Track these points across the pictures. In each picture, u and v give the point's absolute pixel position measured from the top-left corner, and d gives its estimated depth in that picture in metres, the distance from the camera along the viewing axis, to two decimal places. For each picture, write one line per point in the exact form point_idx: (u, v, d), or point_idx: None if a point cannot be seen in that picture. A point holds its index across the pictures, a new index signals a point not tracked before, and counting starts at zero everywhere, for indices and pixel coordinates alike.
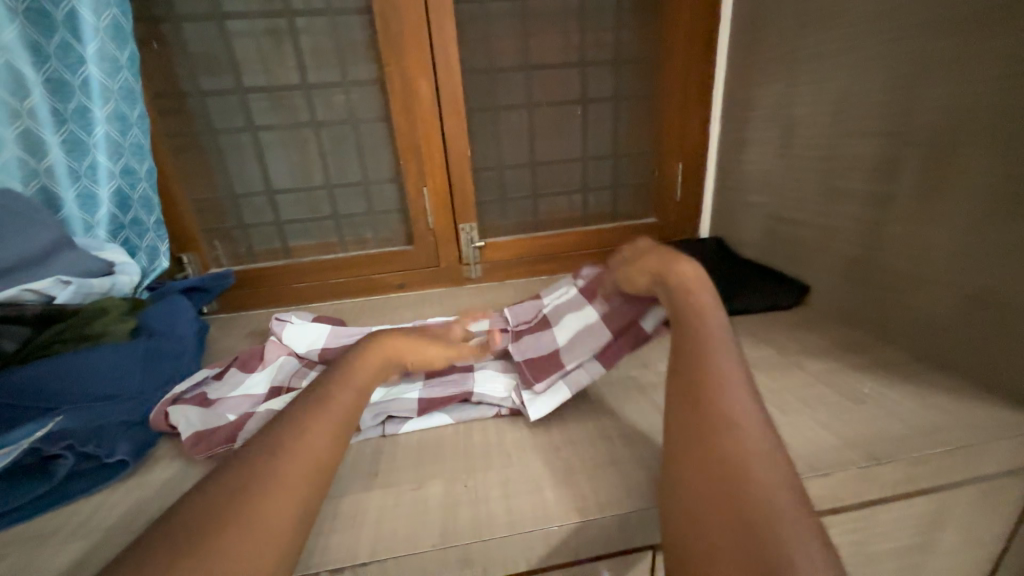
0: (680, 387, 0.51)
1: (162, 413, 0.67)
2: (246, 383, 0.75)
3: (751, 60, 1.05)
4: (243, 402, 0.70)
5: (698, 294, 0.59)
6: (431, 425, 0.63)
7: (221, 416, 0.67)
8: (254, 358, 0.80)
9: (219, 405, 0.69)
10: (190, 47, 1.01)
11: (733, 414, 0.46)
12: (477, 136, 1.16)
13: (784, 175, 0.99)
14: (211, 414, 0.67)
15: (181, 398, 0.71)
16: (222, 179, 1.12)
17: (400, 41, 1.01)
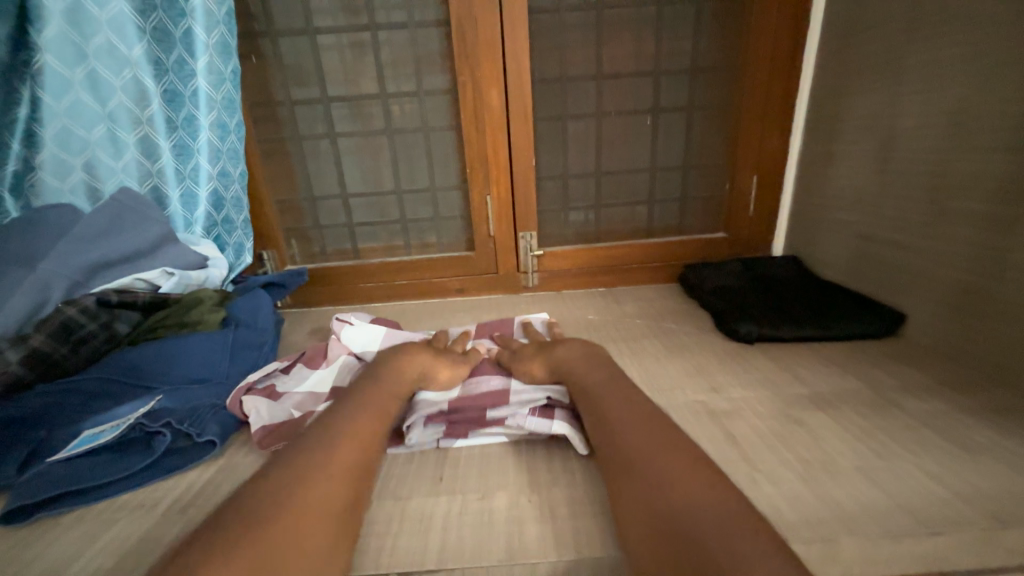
0: (606, 432, 0.53)
1: (238, 400, 0.71)
2: (310, 380, 0.77)
3: (846, 66, 0.97)
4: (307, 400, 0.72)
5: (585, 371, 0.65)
6: (483, 442, 0.62)
7: (287, 411, 0.70)
8: (319, 356, 0.83)
9: (286, 400, 0.72)
10: (285, 60, 1.10)
11: (659, 446, 0.47)
12: (543, 145, 1.16)
13: (879, 192, 0.91)
14: (278, 409, 0.70)
15: (254, 388, 0.74)
16: (303, 183, 1.19)
17: (476, 52, 1.04)
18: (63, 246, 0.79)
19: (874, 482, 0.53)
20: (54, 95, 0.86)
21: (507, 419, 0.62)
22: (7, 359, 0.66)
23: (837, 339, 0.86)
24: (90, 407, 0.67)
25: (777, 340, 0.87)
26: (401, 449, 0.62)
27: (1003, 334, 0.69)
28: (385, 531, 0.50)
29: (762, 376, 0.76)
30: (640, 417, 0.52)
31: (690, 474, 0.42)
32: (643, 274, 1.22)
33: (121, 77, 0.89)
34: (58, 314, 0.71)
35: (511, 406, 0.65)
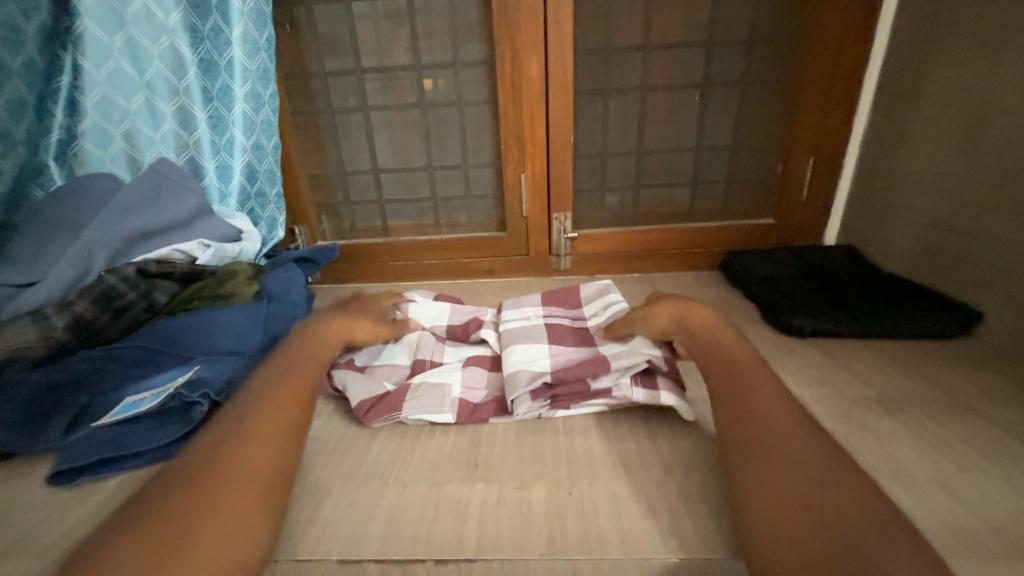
0: (733, 428, 0.49)
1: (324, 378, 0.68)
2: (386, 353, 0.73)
3: (930, 35, 0.87)
4: (394, 373, 0.68)
5: (709, 347, 0.61)
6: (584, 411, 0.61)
7: (380, 384, 0.66)
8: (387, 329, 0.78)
9: (372, 373, 0.68)
10: (320, 29, 1.07)
11: (801, 462, 0.43)
12: (583, 121, 1.10)
13: (960, 177, 0.83)
14: (370, 382, 0.67)
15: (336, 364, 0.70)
16: (334, 157, 1.18)
17: (517, 20, 0.98)
18: (103, 215, 0.79)
19: (954, 496, 0.48)
20: (95, 62, 0.84)
21: (614, 390, 0.60)
22: (53, 325, 0.67)
23: (901, 337, 0.79)
24: (132, 374, 0.67)
25: (832, 335, 0.81)
26: (504, 419, 0.61)
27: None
28: (421, 516, 0.48)
29: (817, 373, 0.70)
30: (780, 418, 0.48)
31: (844, 504, 0.39)
32: (680, 261, 1.16)
33: (159, 45, 0.88)
34: (99, 282, 0.72)
35: (612, 372, 0.61)
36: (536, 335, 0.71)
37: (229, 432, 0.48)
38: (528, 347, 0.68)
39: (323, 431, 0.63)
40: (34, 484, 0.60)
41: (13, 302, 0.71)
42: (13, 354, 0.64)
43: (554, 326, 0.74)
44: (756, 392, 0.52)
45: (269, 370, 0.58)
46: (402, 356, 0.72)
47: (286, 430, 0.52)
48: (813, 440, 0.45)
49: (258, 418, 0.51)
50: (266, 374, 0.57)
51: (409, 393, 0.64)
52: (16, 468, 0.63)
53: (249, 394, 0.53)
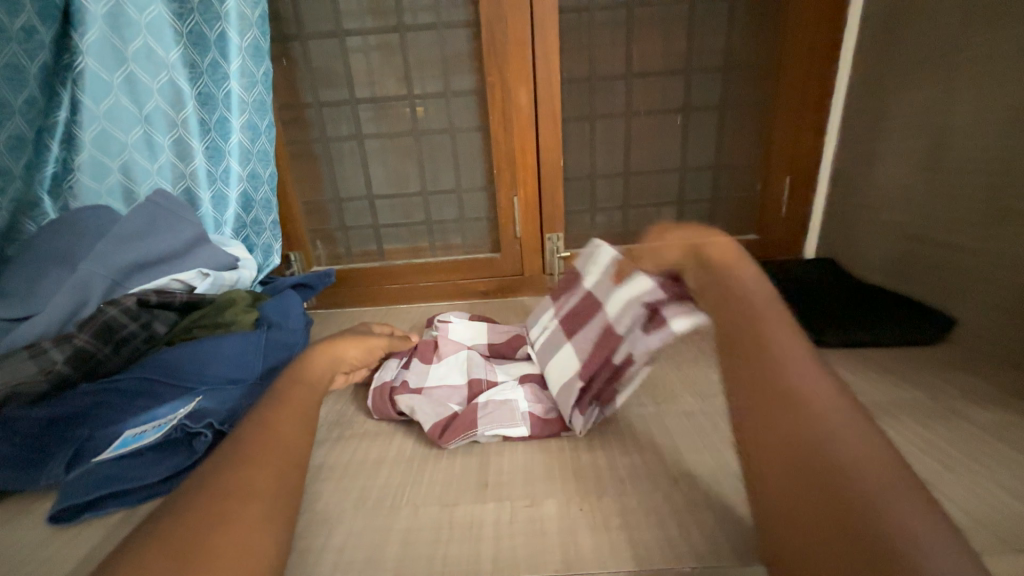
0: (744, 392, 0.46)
1: (388, 403, 0.68)
2: (437, 374, 0.75)
3: (887, 63, 0.95)
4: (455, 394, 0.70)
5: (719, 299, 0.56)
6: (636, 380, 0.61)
7: (446, 405, 0.67)
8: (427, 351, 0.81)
9: (433, 395, 0.69)
10: (315, 62, 1.10)
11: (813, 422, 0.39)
12: (571, 145, 1.14)
13: (926, 191, 0.88)
14: (436, 403, 0.67)
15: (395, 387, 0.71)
16: (329, 185, 1.20)
17: (505, 51, 1.03)
18: (100, 246, 0.79)
19: (943, 494, 0.51)
20: (94, 98, 0.86)
21: (631, 354, 0.60)
22: (53, 360, 0.67)
23: (883, 344, 0.83)
24: (131, 407, 0.67)
25: (820, 345, 0.84)
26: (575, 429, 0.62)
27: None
28: (436, 538, 0.49)
29: None
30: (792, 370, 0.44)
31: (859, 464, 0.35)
32: None
33: (158, 80, 0.89)
34: (100, 314, 0.71)
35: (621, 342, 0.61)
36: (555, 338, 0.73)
37: (238, 455, 0.48)
38: (557, 357, 0.69)
39: (331, 457, 0.63)
40: (33, 525, 0.59)
41: (10, 335, 0.72)
42: (12, 391, 0.63)
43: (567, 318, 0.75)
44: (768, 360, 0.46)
45: (277, 397, 0.58)
46: (457, 376, 0.74)
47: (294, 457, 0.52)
48: (816, 396, 0.41)
49: (268, 445, 0.51)
50: (274, 402, 0.57)
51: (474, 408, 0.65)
52: (12, 509, 0.62)
53: (257, 422, 0.53)
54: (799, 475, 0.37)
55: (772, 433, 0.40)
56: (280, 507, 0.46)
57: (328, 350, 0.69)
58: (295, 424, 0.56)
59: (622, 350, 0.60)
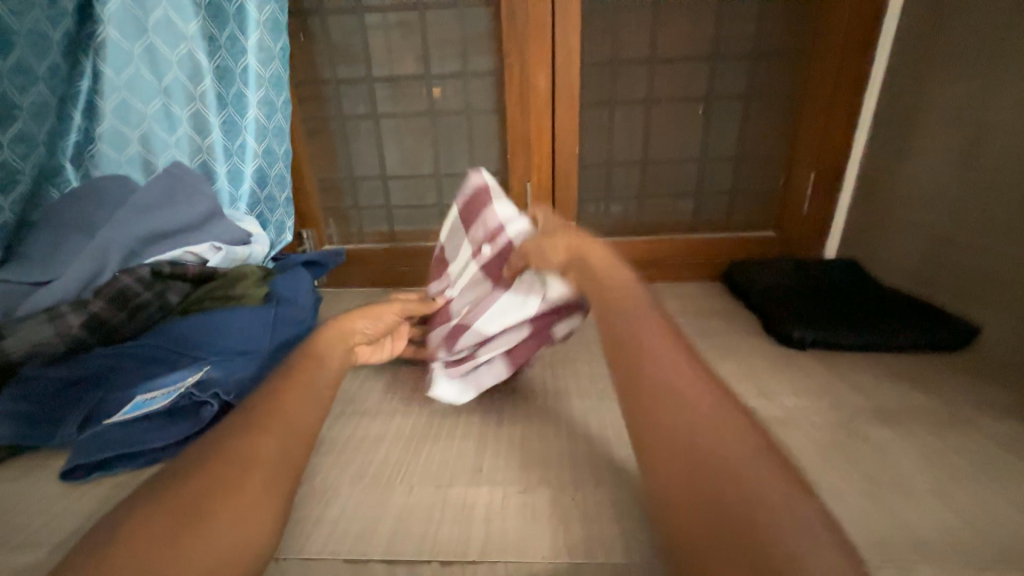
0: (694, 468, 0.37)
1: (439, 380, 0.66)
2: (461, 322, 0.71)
3: (928, 54, 0.90)
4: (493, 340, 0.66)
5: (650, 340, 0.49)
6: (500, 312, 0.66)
7: (496, 354, 0.66)
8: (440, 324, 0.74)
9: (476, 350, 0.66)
10: (333, 39, 1.09)
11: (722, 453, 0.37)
12: (589, 130, 1.12)
13: (959, 194, 0.84)
14: (490, 358, 0.66)
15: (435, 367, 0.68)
16: (344, 163, 1.20)
17: (526, 32, 1.00)
18: (119, 216, 0.81)
19: (949, 507, 0.49)
20: (115, 68, 0.87)
21: (498, 344, 0.66)
22: (70, 323, 0.69)
23: (901, 350, 0.80)
24: (144, 373, 0.69)
25: (834, 348, 0.82)
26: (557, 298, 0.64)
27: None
28: (428, 518, 0.49)
29: (817, 384, 0.71)
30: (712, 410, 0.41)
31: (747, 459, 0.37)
32: (684, 271, 1.17)
33: (177, 52, 0.90)
34: (115, 282, 0.73)
35: (493, 348, 0.66)
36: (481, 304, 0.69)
37: (239, 422, 0.49)
38: (502, 314, 0.66)
39: (331, 432, 0.64)
40: (47, 479, 0.62)
41: (30, 299, 0.73)
42: (30, 352, 0.67)
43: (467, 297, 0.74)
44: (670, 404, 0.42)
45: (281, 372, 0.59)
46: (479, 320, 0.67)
47: (303, 429, 0.52)
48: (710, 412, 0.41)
49: (278, 415, 0.51)
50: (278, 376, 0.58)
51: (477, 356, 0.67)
52: (30, 463, 0.65)
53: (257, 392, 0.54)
54: (710, 496, 0.35)
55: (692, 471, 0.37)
56: (284, 478, 0.47)
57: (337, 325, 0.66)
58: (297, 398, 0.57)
59: (499, 346, 0.66)
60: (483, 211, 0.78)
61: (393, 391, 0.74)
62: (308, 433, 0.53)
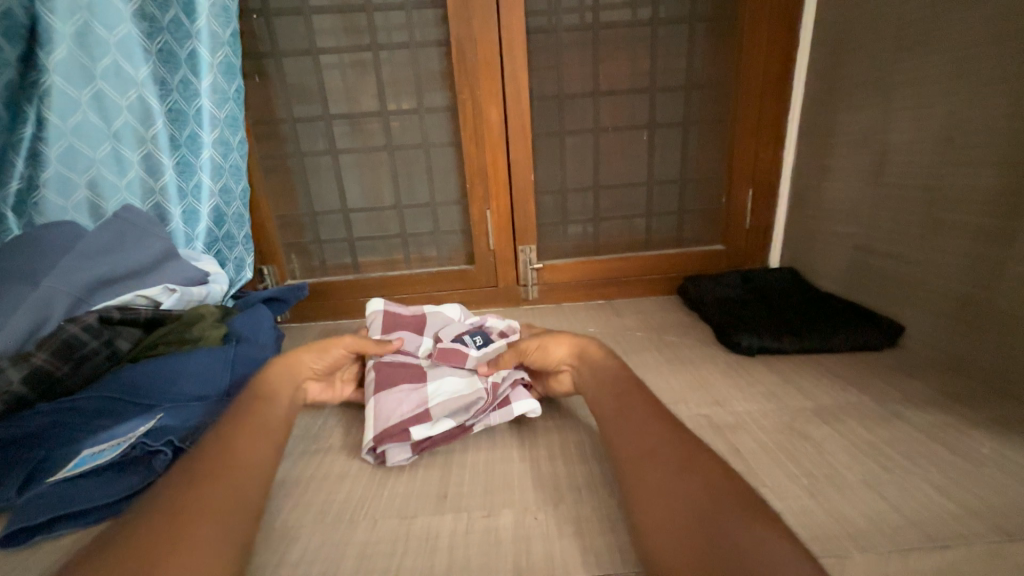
0: (673, 533, 0.41)
1: (397, 443, 0.62)
2: (421, 391, 0.68)
3: (836, 82, 1.00)
4: (452, 406, 0.65)
5: (617, 430, 0.55)
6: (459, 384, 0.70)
7: (447, 417, 0.64)
8: (384, 383, 0.69)
9: (430, 410, 0.64)
10: (288, 79, 1.11)
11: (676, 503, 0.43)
12: (542, 160, 1.18)
13: (873, 206, 0.93)
14: (444, 415, 0.65)
15: (390, 439, 0.62)
16: (304, 199, 1.21)
17: (475, 71, 1.06)
18: (64, 262, 0.78)
19: (880, 496, 0.53)
20: (61, 115, 0.86)
21: (448, 414, 0.64)
22: (8, 379, 0.66)
23: (835, 350, 0.87)
24: (94, 425, 0.66)
25: (779, 352, 0.87)
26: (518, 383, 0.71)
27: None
28: (391, 550, 0.49)
29: (763, 387, 0.76)
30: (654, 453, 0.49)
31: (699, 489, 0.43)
32: (641, 287, 1.23)
33: (127, 98, 0.90)
34: (60, 332, 0.70)
35: (443, 412, 0.64)
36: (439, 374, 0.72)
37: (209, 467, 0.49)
38: (458, 381, 0.70)
39: (293, 472, 0.63)
40: None
41: None
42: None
43: (402, 363, 0.74)
44: (651, 490, 0.45)
45: (237, 413, 0.59)
46: (447, 385, 0.69)
47: (260, 480, 0.52)
48: (675, 480, 0.45)
49: (246, 458, 0.51)
50: (235, 417, 0.58)
51: (399, 407, 0.65)
52: None
53: (214, 440, 0.53)
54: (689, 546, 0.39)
55: (674, 523, 0.41)
56: (247, 532, 0.45)
57: (287, 362, 0.69)
58: (273, 447, 0.56)
59: (451, 412, 0.65)
60: (433, 321, 0.87)
61: (358, 425, 0.73)
62: (280, 482, 0.53)
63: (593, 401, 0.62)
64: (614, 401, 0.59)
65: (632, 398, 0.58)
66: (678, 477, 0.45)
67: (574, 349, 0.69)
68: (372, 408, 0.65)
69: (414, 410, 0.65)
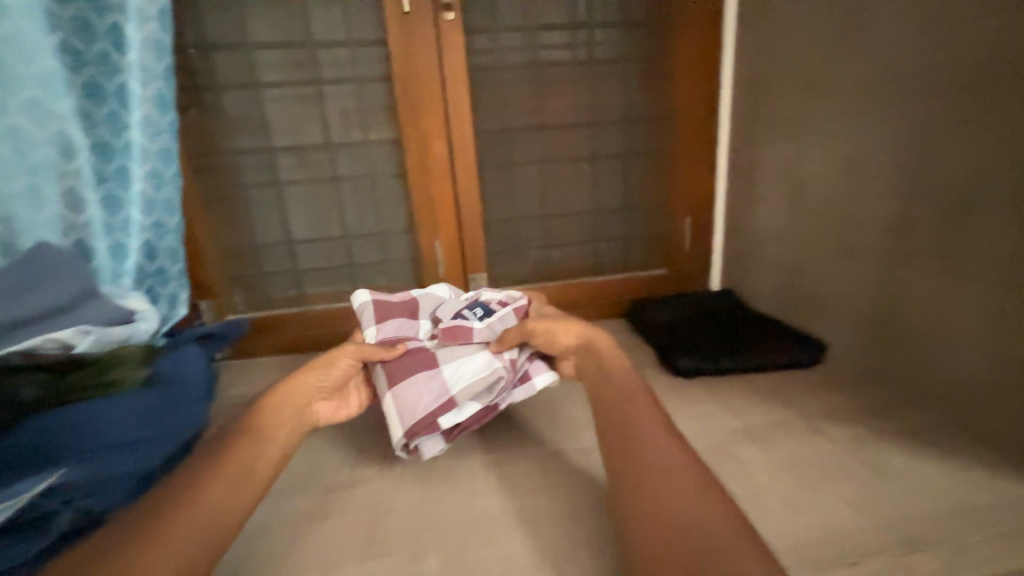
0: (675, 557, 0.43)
1: (429, 435, 0.67)
2: (443, 379, 0.70)
3: (756, 119, 1.08)
4: (475, 393, 0.69)
5: (628, 438, 0.58)
6: (475, 365, 0.71)
7: (472, 404, 0.69)
8: (402, 374, 0.71)
9: (456, 399, 0.68)
10: (229, 112, 1.10)
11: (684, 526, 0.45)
12: (490, 190, 1.20)
13: (795, 232, 1.00)
14: (468, 404, 0.69)
15: (423, 432, 0.67)
16: (245, 231, 1.17)
17: (420, 106, 1.09)
18: None
19: (800, 514, 0.54)
20: None
21: (471, 402, 0.68)
22: None
23: (769, 368, 0.90)
24: None
25: (715, 372, 0.90)
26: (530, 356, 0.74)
27: (1014, 307, 0.62)
28: None
29: (699, 409, 0.78)
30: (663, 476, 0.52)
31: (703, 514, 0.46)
32: (589, 312, 1.26)
33: (45, 130, 0.86)
34: None
35: (466, 401, 0.68)
36: (455, 356, 0.72)
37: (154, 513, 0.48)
38: (473, 362, 0.71)
39: None
40: None
41: None
42: None
43: (411, 354, 0.73)
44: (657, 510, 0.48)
45: None
46: (465, 367, 0.71)
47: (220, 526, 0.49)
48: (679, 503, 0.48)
49: (203, 503, 0.50)
50: None
51: (421, 400, 0.68)
52: None
53: None
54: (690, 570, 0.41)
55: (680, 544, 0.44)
56: None
57: (287, 388, 0.68)
58: (233, 489, 0.54)
59: (474, 400, 0.69)
60: (428, 298, 0.83)
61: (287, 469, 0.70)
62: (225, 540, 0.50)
63: (598, 409, 0.65)
64: (625, 405, 0.62)
65: (640, 408, 0.62)
66: (688, 503, 0.48)
67: (605, 350, 0.71)
68: (395, 402, 0.68)
69: (439, 401, 0.68)
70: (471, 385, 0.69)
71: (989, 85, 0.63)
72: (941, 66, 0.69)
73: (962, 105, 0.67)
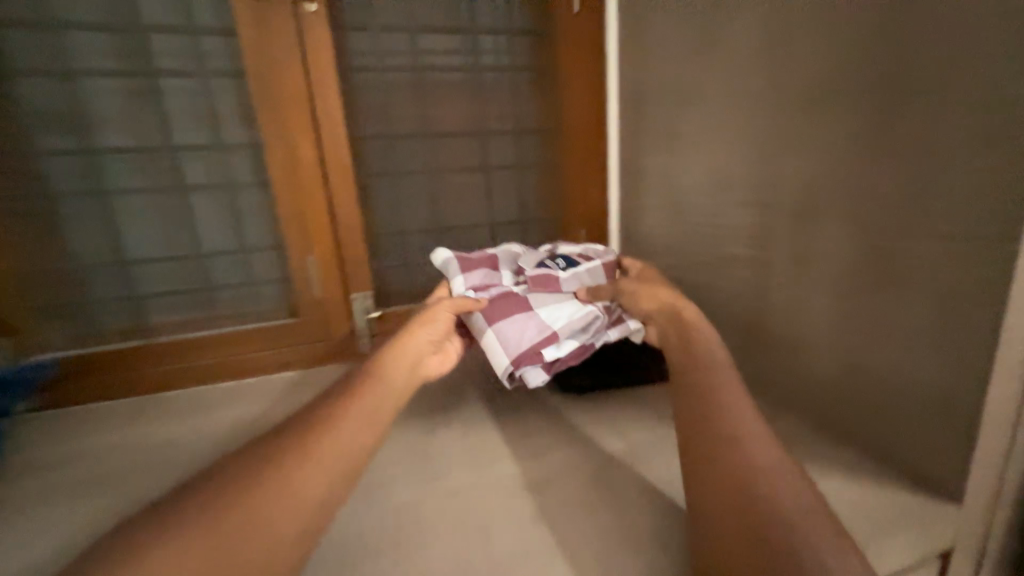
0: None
1: (529, 365, 0.76)
2: (528, 317, 0.79)
3: (637, 132, 1.10)
4: (567, 330, 0.78)
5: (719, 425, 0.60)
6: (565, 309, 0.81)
7: (570, 341, 0.78)
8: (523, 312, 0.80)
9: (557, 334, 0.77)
10: (30, 104, 0.90)
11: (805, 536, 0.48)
12: (372, 200, 1.10)
13: (678, 241, 1.01)
14: (568, 341, 0.78)
15: (518, 363, 0.75)
16: (58, 249, 0.96)
17: (280, 104, 0.95)
18: None
19: None
20: None
21: (568, 337, 0.78)
22: None
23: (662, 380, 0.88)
24: None
25: None
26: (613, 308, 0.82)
27: (878, 309, 0.65)
28: None
29: None
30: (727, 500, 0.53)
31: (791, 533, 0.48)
32: None
33: None
34: None
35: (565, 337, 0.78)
36: (543, 300, 0.82)
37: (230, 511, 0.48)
38: (563, 307, 0.81)
39: None
40: None
41: None
42: None
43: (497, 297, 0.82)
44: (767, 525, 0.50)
45: None
46: (561, 309, 0.81)
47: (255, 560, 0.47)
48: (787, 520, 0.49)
49: (307, 495, 0.52)
50: None
51: (524, 335, 0.77)
52: None
53: None
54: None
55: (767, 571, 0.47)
56: None
57: (399, 348, 0.71)
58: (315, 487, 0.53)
59: (573, 336, 0.78)
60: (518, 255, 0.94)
61: None
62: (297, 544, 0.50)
63: (689, 395, 0.66)
64: (725, 382, 0.64)
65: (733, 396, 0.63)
66: (755, 522, 0.50)
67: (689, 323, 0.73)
68: (495, 336, 0.77)
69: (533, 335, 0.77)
70: (570, 324, 0.78)
71: (826, 99, 0.68)
72: (780, 82, 0.74)
73: (801, 118, 0.71)
